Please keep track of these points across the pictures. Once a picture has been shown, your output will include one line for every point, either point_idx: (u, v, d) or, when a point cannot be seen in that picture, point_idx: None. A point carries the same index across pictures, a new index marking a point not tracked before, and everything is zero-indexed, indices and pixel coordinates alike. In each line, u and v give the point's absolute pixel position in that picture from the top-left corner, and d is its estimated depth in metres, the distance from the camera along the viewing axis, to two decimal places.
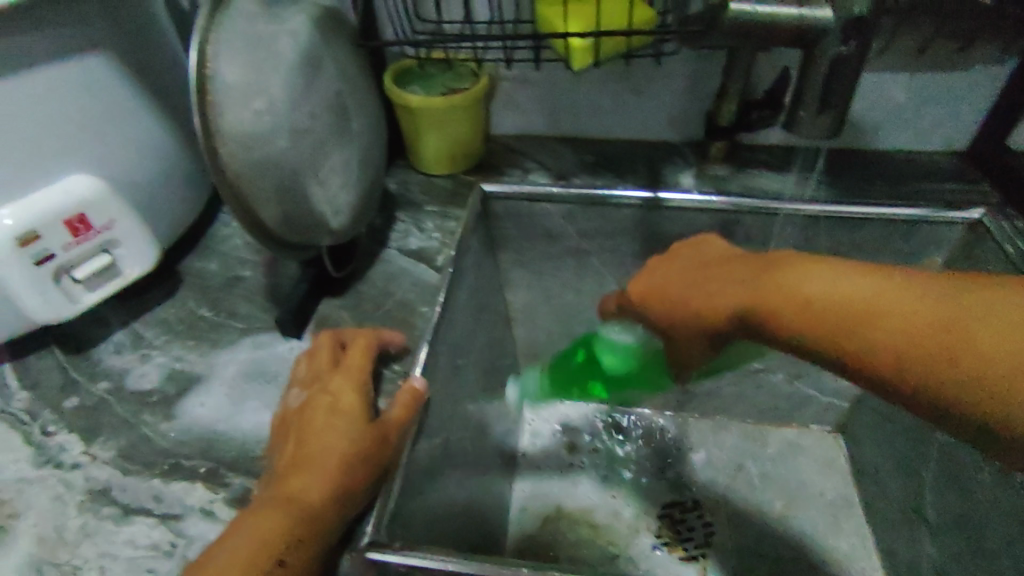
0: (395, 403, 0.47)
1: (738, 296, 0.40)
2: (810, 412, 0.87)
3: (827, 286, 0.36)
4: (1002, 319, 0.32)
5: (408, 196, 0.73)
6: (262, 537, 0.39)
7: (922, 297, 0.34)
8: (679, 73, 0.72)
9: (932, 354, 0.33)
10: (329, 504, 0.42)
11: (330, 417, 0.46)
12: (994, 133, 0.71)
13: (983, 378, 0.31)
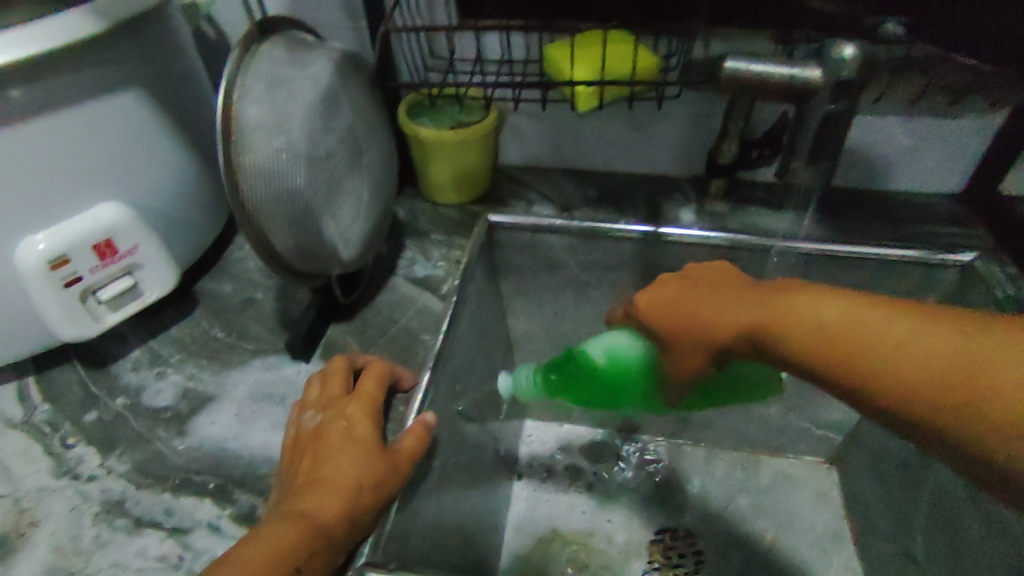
0: (405, 433, 0.50)
1: (750, 323, 0.44)
2: (806, 446, 0.88)
3: (830, 317, 0.40)
4: (991, 356, 0.34)
5: (416, 224, 0.76)
6: (278, 548, 0.40)
7: (917, 333, 0.37)
8: (680, 114, 0.75)
9: (924, 388, 0.35)
10: (341, 523, 0.43)
11: (345, 441, 0.48)
12: (987, 179, 0.73)
13: (971, 411, 0.34)
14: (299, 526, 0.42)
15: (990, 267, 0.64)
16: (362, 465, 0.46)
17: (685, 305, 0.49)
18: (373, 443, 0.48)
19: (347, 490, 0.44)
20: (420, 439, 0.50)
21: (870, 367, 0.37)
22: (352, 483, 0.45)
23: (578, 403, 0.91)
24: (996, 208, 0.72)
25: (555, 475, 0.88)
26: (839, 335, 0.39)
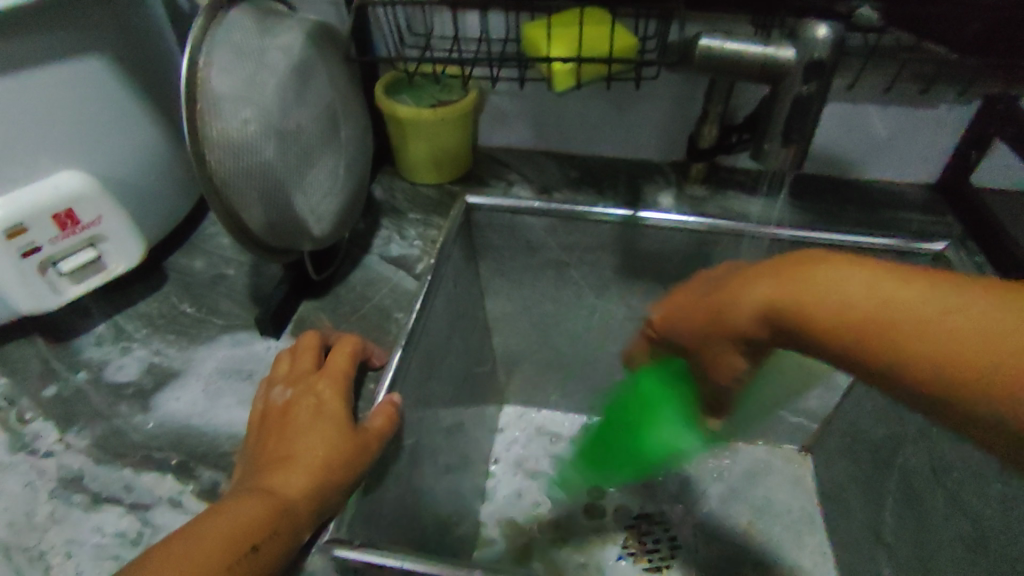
0: (375, 413, 0.49)
1: (771, 313, 0.39)
2: (780, 431, 0.89)
3: (860, 289, 0.35)
4: (989, 328, 0.31)
5: (393, 203, 0.75)
6: (239, 526, 0.39)
7: (955, 301, 0.33)
8: (661, 95, 0.74)
9: (967, 366, 0.31)
10: (306, 502, 0.43)
11: (314, 419, 0.47)
12: (961, 168, 0.74)
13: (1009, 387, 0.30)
14: (260, 502, 0.41)
15: (959, 255, 0.65)
16: (331, 442, 0.45)
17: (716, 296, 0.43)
18: (342, 420, 0.47)
19: (314, 469, 0.44)
20: (389, 419, 0.49)
21: (907, 354, 0.33)
22: (319, 460, 0.44)
23: (556, 388, 0.92)
24: (968, 198, 0.72)
25: (532, 459, 0.88)
26: (891, 304, 0.34)
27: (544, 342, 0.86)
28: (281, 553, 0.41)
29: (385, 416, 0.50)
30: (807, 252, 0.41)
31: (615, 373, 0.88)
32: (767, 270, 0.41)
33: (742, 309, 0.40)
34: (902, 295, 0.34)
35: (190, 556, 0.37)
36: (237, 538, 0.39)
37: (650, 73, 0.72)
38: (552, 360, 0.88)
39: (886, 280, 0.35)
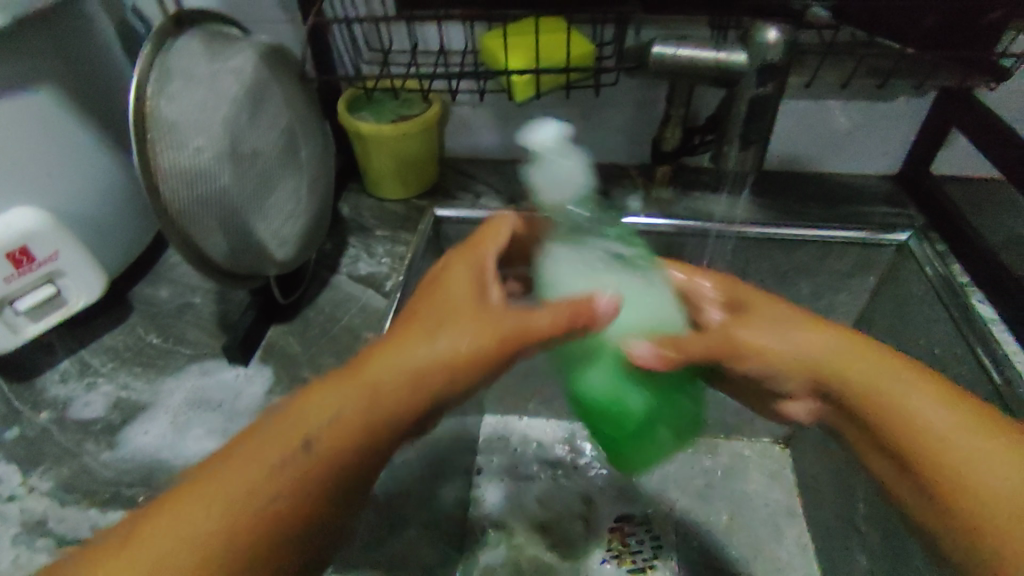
0: (551, 308, 0.43)
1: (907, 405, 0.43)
2: (759, 426, 0.90)
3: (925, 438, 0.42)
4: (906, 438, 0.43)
5: (360, 220, 0.74)
6: (333, 404, 0.39)
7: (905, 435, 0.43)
8: (621, 100, 0.75)
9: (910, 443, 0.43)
10: (408, 388, 0.40)
11: (449, 300, 0.43)
12: (923, 159, 0.75)
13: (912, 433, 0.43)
14: (360, 379, 0.40)
15: (923, 247, 0.67)
16: (458, 370, 0.40)
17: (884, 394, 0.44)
18: (482, 306, 0.43)
19: (430, 356, 0.40)
20: (569, 316, 0.43)
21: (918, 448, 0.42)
22: (445, 387, 0.40)
23: (534, 395, 0.92)
24: (926, 188, 0.74)
25: (517, 468, 0.89)
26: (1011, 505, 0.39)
27: None
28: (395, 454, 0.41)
29: (569, 312, 0.43)
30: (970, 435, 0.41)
31: None
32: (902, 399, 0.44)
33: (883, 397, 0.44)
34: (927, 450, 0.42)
35: (295, 478, 0.37)
36: (325, 422, 0.38)
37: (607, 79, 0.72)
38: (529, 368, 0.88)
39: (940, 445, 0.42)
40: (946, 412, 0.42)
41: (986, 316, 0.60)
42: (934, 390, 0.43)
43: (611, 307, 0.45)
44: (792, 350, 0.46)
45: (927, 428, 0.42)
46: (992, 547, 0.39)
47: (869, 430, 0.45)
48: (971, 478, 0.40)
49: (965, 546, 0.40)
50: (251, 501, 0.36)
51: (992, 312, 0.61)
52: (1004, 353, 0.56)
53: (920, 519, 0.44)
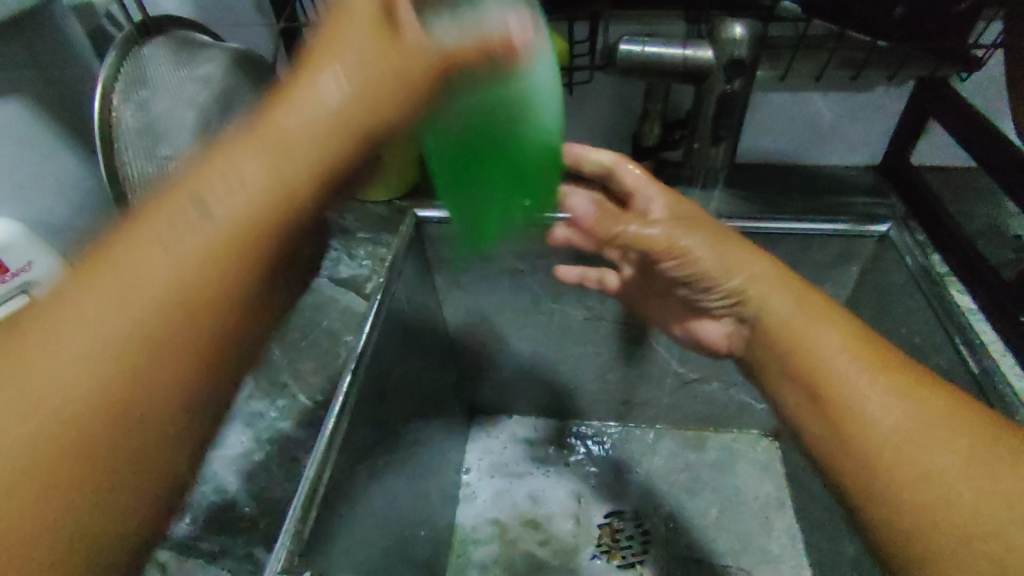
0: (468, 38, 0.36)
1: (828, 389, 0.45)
2: (747, 419, 0.90)
3: (885, 435, 0.41)
4: (887, 449, 0.41)
5: (341, 223, 0.74)
6: (255, 199, 0.32)
7: (872, 441, 0.42)
8: (600, 96, 0.75)
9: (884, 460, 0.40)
10: (325, 161, 0.34)
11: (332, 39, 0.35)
12: (903, 148, 0.74)
13: (882, 454, 0.41)
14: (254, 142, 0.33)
15: (902, 237, 0.67)
16: (364, 133, 0.35)
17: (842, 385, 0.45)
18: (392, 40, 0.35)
19: (336, 122, 0.34)
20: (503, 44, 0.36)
21: (876, 460, 0.41)
22: (350, 140, 0.35)
23: (523, 393, 0.92)
24: (906, 177, 0.74)
25: (507, 466, 0.90)
26: (992, 495, 0.36)
27: (505, 348, 0.87)
28: (274, 242, 0.33)
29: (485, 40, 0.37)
30: (927, 417, 0.40)
31: (579, 374, 0.88)
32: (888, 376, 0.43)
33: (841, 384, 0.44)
34: (902, 448, 0.40)
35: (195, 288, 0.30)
36: (243, 228, 0.31)
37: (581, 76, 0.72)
38: (516, 366, 0.89)
39: (909, 446, 0.40)
40: (894, 402, 0.42)
41: (964, 306, 0.60)
42: (901, 392, 0.42)
43: (525, 42, 0.38)
44: (718, 261, 0.54)
45: (881, 434, 0.41)
46: (952, 544, 0.36)
47: (835, 441, 0.44)
48: (949, 478, 0.38)
49: (931, 555, 0.37)
50: (150, 335, 0.29)
51: (971, 301, 0.61)
52: (981, 342, 0.56)
53: (900, 534, 0.39)
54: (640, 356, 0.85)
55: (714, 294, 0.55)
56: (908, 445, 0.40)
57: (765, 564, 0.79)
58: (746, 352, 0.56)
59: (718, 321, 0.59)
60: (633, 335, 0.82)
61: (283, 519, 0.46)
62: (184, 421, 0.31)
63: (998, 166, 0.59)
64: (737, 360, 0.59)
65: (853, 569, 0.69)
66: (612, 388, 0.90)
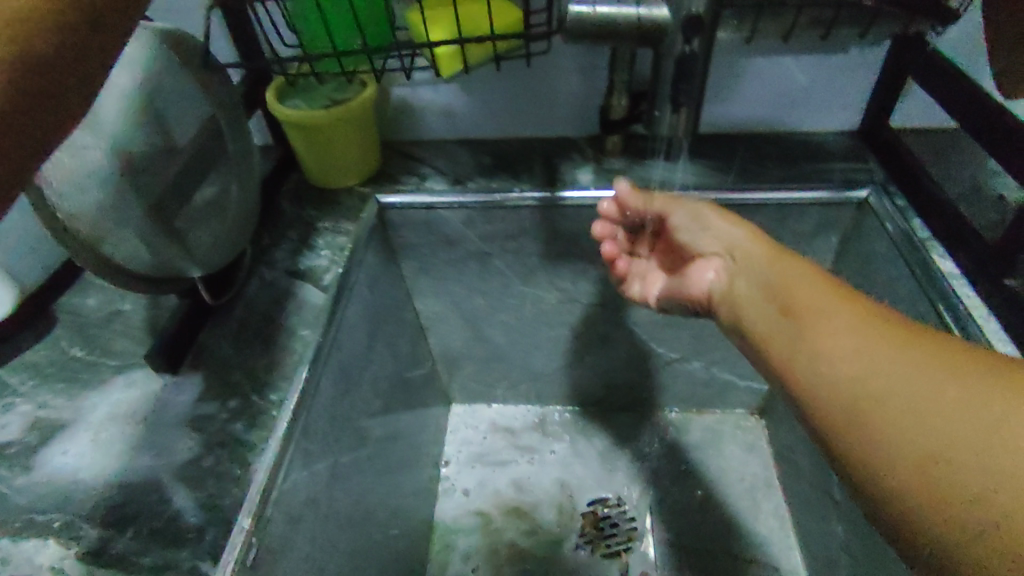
0: None
1: (791, 313, 0.42)
2: (731, 397, 0.88)
3: (846, 375, 0.36)
4: (845, 391, 0.35)
5: (299, 212, 0.71)
6: None
7: (831, 381, 0.36)
8: (564, 68, 0.71)
9: (846, 406, 0.35)
10: None
11: None
12: (882, 111, 0.71)
13: (840, 395, 0.36)
14: None
15: (882, 202, 0.65)
16: None
17: (813, 320, 0.40)
18: None
19: None
20: None
21: (839, 403, 0.35)
22: None
23: (501, 380, 0.90)
24: (885, 141, 0.71)
25: (489, 455, 0.88)
26: (978, 438, 0.29)
27: (479, 336, 0.84)
28: None
29: None
30: (906, 361, 0.34)
31: (557, 358, 0.86)
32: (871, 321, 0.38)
33: (809, 320, 0.40)
34: (866, 391, 0.34)
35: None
36: None
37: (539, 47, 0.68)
38: (492, 353, 0.86)
39: (873, 385, 0.34)
40: (857, 344, 0.37)
41: (947, 272, 0.57)
42: (875, 335, 0.36)
43: None
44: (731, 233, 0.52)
45: (840, 373, 0.36)
46: (925, 505, 0.30)
47: (798, 392, 0.39)
48: (927, 416, 0.31)
49: (908, 521, 0.31)
50: None
51: (954, 267, 0.58)
52: (965, 309, 0.53)
53: (872, 495, 0.33)
54: (618, 336, 0.82)
55: (716, 227, 0.54)
56: (871, 390, 0.34)
57: (752, 547, 0.77)
58: (728, 292, 0.50)
59: (709, 259, 0.53)
60: (609, 316, 0.80)
61: (231, 530, 0.44)
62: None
63: (979, 124, 0.57)
64: (719, 317, 0.51)
65: (841, 549, 0.67)
66: (591, 371, 0.87)
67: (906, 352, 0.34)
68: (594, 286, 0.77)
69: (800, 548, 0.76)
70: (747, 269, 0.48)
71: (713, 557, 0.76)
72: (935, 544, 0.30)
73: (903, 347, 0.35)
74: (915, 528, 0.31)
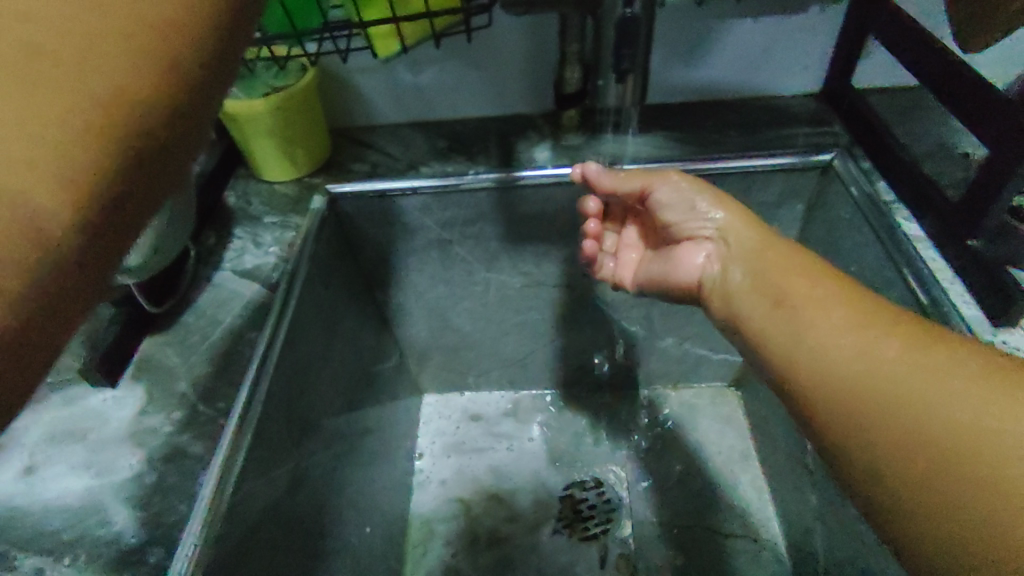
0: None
1: (778, 299, 0.42)
2: (705, 370, 0.86)
3: (839, 368, 0.36)
4: (838, 383, 0.36)
5: (246, 209, 0.68)
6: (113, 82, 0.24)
7: (822, 374, 0.37)
8: (514, 42, 0.68)
9: (839, 398, 0.35)
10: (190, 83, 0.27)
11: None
12: (842, 71, 0.69)
13: (834, 388, 0.36)
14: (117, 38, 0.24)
15: (846, 165, 0.63)
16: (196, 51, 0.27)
17: (799, 305, 0.40)
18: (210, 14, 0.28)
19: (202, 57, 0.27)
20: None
21: (830, 395, 0.36)
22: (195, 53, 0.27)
23: (471, 368, 0.88)
24: (849, 101, 0.69)
25: (465, 443, 0.86)
26: (976, 438, 0.29)
27: (446, 324, 0.82)
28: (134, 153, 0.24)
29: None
30: (903, 355, 0.34)
31: (527, 343, 0.84)
32: (861, 310, 0.38)
33: (795, 305, 0.40)
34: (861, 385, 0.35)
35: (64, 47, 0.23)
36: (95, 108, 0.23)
37: (483, 19, 0.65)
38: (460, 342, 0.84)
39: (869, 379, 0.34)
40: (859, 339, 0.36)
41: (912, 235, 0.56)
42: (866, 327, 0.36)
43: None
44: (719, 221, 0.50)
45: (831, 364, 0.36)
46: (925, 498, 0.30)
47: (793, 390, 0.39)
48: (924, 416, 0.31)
49: (913, 524, 0.31)
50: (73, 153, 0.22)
51: (919, 230, 0.57)
52: (929, 272, 0.52)
53: (873, 491, 0.33)
54: (588, 316, 0.80)
55: (703, 210, 0.50)
56: (867, 385, 0.34)
57: (731, 520, 0.77)
58: (721, 282, 0.47)
59: (701, 243, 0.50)
60: (576, 297, 0.78)
61: (176, 548, 0.42)
62: (100, 189, 0.22)
63: (938, 80, 0.55)
64: (708, 309, 0.49)
65: (815, 518, 0.66)
66: (562, 352, 0.85)
67: (900, 347, 0.34)
68: (558, 266, 0.75)
69: (779, 518, 0.76)
70: (737, 257, 0.47)
71: (693, 532, 0.76)
72: (940, 547, 0.30)
73: (898, 340, 0.35)
74: (921, 532, 0.31)
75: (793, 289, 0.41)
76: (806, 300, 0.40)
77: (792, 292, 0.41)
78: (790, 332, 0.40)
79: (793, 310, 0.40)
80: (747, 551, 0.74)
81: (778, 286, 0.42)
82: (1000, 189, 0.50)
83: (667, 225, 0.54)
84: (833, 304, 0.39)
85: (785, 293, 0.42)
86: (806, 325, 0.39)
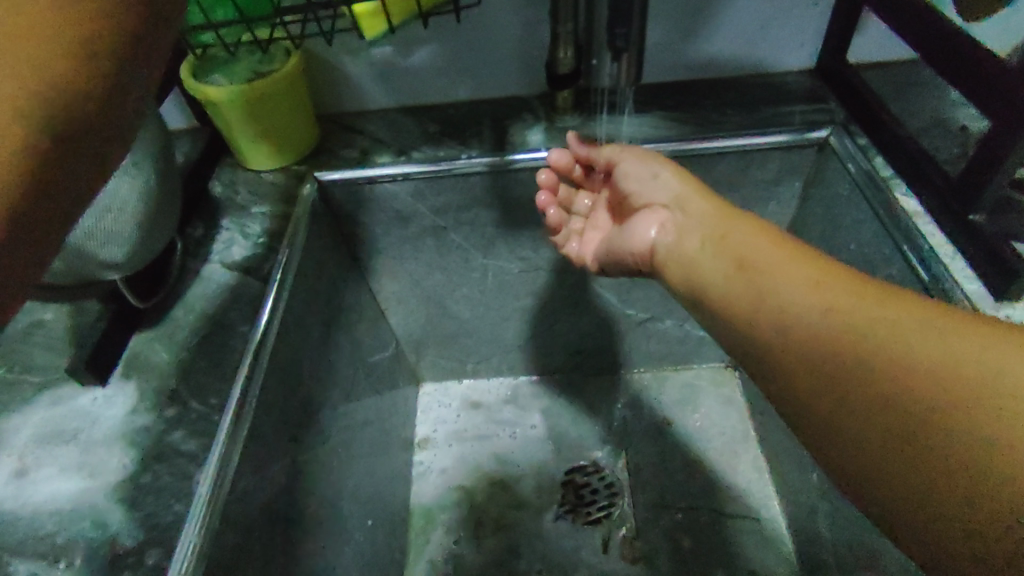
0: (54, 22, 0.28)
1: (740, 268, 0.39)
2: (705, 352, 0.86)
3: (810, 340, 0.33)
4: (811, 358, 0.33)
5: (233, 199, 0.66)
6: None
7: (795, 351, 0.34)
8: (504, 22, 0.66)
9: (816, 375, 0.33)
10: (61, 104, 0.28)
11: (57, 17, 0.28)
12: (838, 46, 0.68)
13: (808, 365, 0.33)
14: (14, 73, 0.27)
15: (843, 141, 0.62)
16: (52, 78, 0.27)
17: (761, 274, 0.38)
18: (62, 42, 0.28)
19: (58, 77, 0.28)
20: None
21: (806, 374, 0.33)
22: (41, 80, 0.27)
23: (470, 355, 0.87)
24: (844, 77, 0.68)
25: (466, 431, 0.85)
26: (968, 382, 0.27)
27: (443, 312, 0.81)
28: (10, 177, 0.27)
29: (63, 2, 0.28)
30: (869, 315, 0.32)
31: (525, 329, 0.83)
32: (821, 274, 0.36)
33: (756, 273, 0.38)
34: (834, 357, 0.32)
35: None
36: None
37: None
38: (458, 329, 0.83)
39: (841, 347, 0.32)
40: (826, 299, 0.34)
41: (911, 210, 0.55)
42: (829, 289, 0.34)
43: None
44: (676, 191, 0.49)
45: (803, 336, 0.34)
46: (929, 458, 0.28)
47: (763, 358, 0.36)
48: (906, 373, 0.29)
49: (919, 488, 0.28)
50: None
51: (918, 205, 0.56)
52: (929, 247, 0.52)
53: (871, 471, 0.30)
54: (586, 301, 0.79)
55: (662, 179, 0.50)
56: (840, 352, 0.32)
57: (733, 501, 0.77)
58: (676, 248, 0.45)
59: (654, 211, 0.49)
60: (573, 281, 0.77)
61: (174, 548, 0.41)
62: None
63: (935, 52, 0.54)
64: (662, 278, 0.46)
65: (819, 496, 0.66)
66: (560, 338, 0.85)
67: (864, 305, 0.32)
68: (555, 251, 0.73)
69: (780, 498, 0.76)
70: (699, 224, 0.44)
71: (695, 514, 0.76)
72: (957, 504, 0.27)
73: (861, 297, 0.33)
74: (915, 500, 0.28)
75: (752, 254, 0.39)
76: (766, 267, 0.38)
77: (753, 258, 0.39)
78: (753, 304, 0.37)
79: (755, 278, 0.38)
80: (750, 532, 0.74)
81: (739, 253, 0.40)
82: (1001, 163, 0.49)
83: (627, 196, 0.53)
84: (793, 269, 0.37)
85: (748, 259, 0.39)
86: (771, 295, 0.36)
